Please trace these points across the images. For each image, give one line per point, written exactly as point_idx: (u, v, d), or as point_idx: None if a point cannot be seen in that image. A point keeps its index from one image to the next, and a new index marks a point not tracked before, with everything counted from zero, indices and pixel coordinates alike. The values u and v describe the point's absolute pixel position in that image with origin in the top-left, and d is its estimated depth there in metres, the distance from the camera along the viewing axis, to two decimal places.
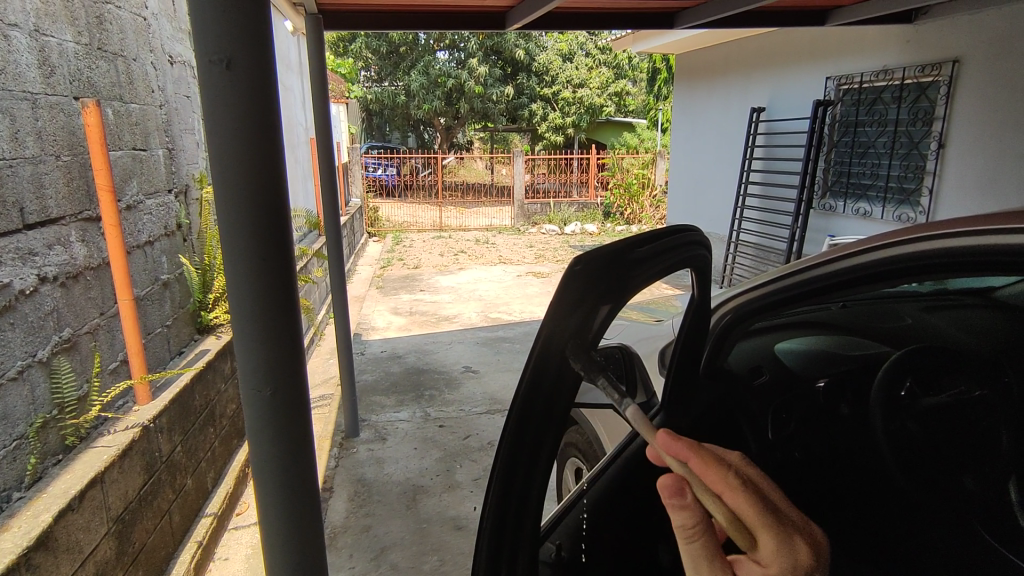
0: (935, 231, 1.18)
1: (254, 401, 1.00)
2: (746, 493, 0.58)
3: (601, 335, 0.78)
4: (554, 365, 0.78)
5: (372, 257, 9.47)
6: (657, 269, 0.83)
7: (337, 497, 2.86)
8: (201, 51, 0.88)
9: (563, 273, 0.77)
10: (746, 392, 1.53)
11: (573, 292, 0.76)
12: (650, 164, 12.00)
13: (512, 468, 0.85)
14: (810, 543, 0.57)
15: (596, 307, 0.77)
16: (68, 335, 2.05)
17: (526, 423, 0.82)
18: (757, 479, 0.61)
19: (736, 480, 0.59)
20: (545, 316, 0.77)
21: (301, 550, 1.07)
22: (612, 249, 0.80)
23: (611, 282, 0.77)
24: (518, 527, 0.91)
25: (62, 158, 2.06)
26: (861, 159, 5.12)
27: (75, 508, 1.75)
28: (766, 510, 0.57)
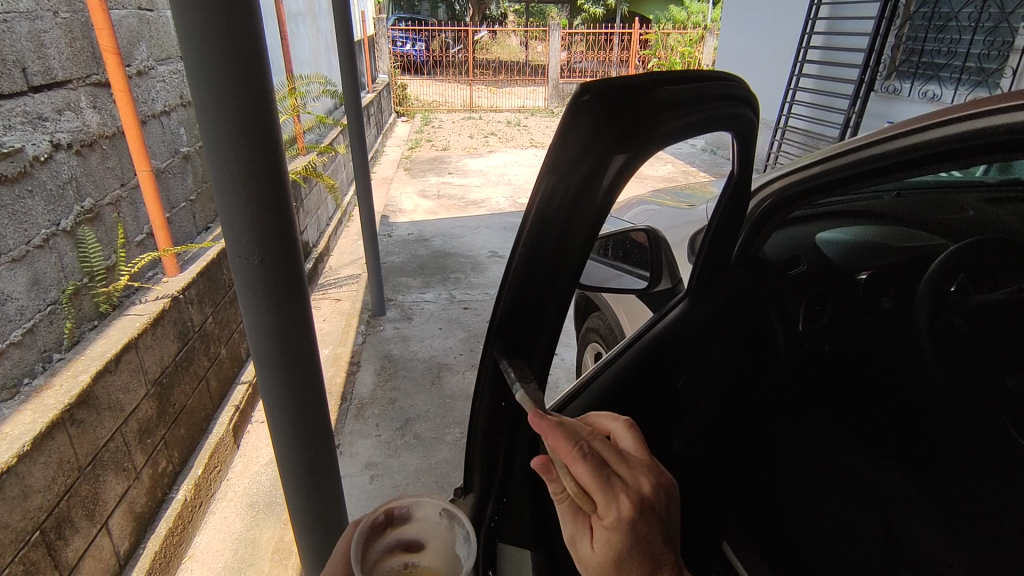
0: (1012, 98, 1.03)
1: (243, 267, 1.01)
2: (589, 460, 0.60)
3: (612, 194, 0.70)
4: (558, 225, 0.71)
5: (400, 138, 9.22)
6: (685, 118, 0.71)
7: (365, 370, 2.97)
8: None
9: (567, 111, 0.66)
10: (779, 281, 1.40)
11: (574, 138, 0.66)
12: (698, 41, 11.06)
13: (510, 344, 0.81)
14: (639, 495, 0.60)
15: (607, 157, 0.67)
16: (90, 205, 2.04)
17: (523, 304, 0.76)
18: (604, 444, 0.63)
19: (579, 446, 0.60)
20: (545, 172, 0.69)
21: (301, 411, 1.15)
22: (632, 84, 0.67)
23: (628, 126, 0.66)
24: (516, 407, 0.88)
25: (62, 15, 1.93)
26: (939, 34, 4.57)
27: (112, 370, 1.83)
28: (602, 472, 0.60)
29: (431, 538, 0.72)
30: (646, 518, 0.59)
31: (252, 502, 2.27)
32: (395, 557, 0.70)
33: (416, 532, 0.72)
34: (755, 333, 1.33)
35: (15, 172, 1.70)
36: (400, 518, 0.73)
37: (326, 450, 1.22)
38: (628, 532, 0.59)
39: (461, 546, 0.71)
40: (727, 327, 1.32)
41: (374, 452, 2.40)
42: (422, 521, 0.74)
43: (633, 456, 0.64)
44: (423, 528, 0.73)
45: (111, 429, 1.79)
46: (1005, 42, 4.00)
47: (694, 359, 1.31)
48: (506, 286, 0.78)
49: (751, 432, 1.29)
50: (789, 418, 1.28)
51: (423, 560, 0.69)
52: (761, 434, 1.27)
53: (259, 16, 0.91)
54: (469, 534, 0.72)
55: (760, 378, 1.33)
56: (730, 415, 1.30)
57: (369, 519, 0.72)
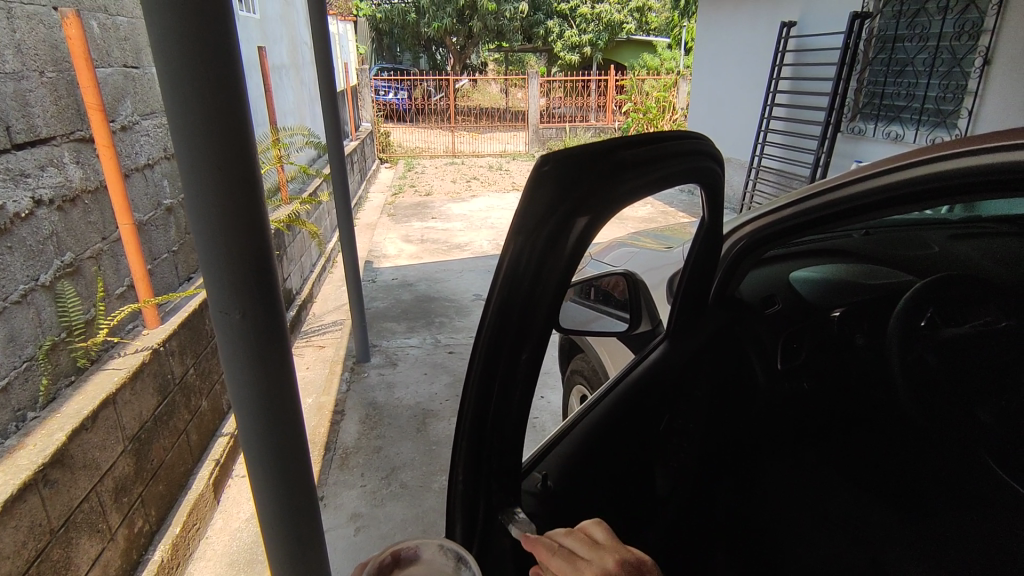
0: (962, 146, 1.09)
1: (225, 322, 1.01)
2: (558, 553, 0.72)
3: (578, 250, 0.72)
4: (527, 282, 0.72)
5: (383, 184, 9.33)
6: (644, 177, 0.75)
7: (349, 419, 2.93)
8: None
9: (529, 179, 0.69)
10: (755, 319, 1.42)
11: (539, 202, 0.69)
12: (672, 86, 11.46)
13: (486, 394, 0.82)
14: (603, 569, 0.68)
15: (572, 219, 0.70)
16: (71, 260, 2.04)
17: (497, 354, 0.78)
18: (575, 538, 0.74)
19: (551, 545, 0.74)
20: (513, 232, 0.71)
21: (286, 465, 1.13)
22: (590, 153, 0.71)
23: (587, 191, 0.70)
24: (495, 455, 0.88)
25: (47, 74, 1.97)
26: (897, 78, 4.81)
27: (89, 428, 1.79)
28: (570, 559, 0.71)
29: None
30: None
31: (233, 560, 2.19)
32: None
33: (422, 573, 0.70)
34: (734, 371, 1.35)
35: None
36: (406, 559, 0.72)
37: (310, 504, 1.19)
38: None
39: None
40: (709, 367, 1.32)
41: (359, 502, 2.35)
42: (428, 562, 0.72)
43: (605, 543, 0.72)
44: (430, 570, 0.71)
45: (86, 488, 1.74)
46: (959, 84, 4.23)
47: (679, 400, 1.29)
48: (480, 338, 0.79)
49: (735, 471, 1.32)
50: (770, 458, 1.32)
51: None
52: (747, 475, 1.31)
53: (242, 80, 0.95)
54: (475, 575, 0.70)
55: (742, 414, 1.35)
56: (714, 454, 1.31)
57: (376, 561, 0.70)
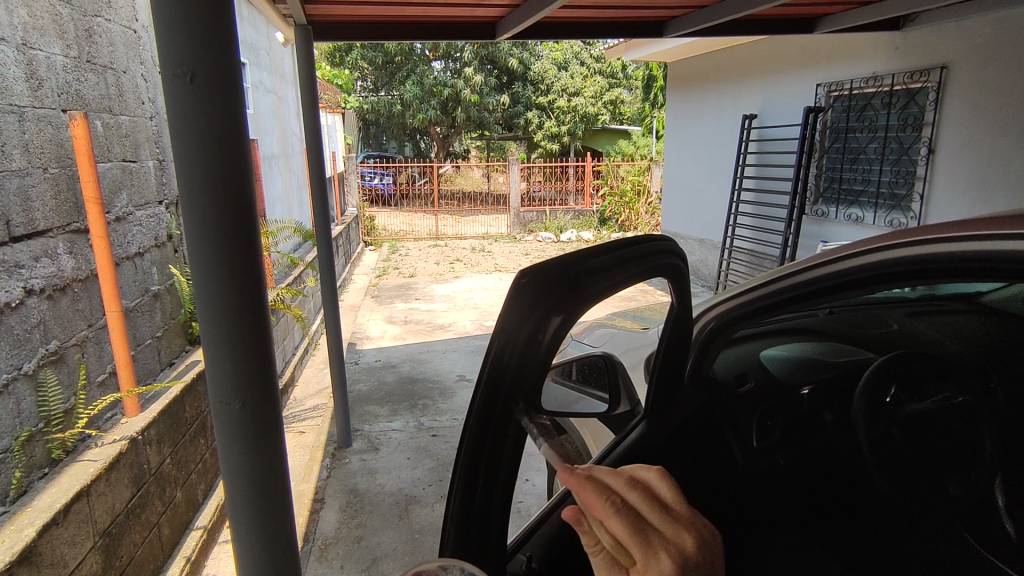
0: (928, 235, 1.18)
1: (223, 412, 1.01)
2: (625, 516, 0.59)
3: (555, 346, 0.78)
4: (511, 370, 0.78)
5: (366, 266, 9.47)
6: (615, 279, 0.83)
7: (328, 508, 2.84)
8: (166, 65, 0.89)
9: (511, 286, 0.77)
10: (729, 399, 1.50)
11: (522, 302, 0.76)
12: (645, 172, 12.05)
13: (474, 472, 0.86)
14: (681, 553, 0.57)
15: (548, 318, 0.77)
16: (55, 347, 2.05)
17: (482, 440, 0.83)
18: (641, 495, 0.61)
19: (617, 506, 0.59)
20: (498, 327, 0.78)
21: (277, 565, 1.08)
22: (562, 262, 0.80)
23: (562, 291, 0.77)
24: (481, 544, 0.90)
25: (50, 169, 2.07)
26: (852, 165, 5.16)
27: (60, 522, 1.73)
28: (637, 528, 0.59)
29: None
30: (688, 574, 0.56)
31: None
32: None
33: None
34: (710, 446, 1.42)
35: None
36: None
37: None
38: None
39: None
40: (685, 443, 1.39)
41: None
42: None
43: (675, 507, 0.61)
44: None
45: None
46: (909, 170, 4.55)
47: None
48: (468, 420, 0.84)
49: (721, 555, 1.31)
50: (754, 537, 1.35)
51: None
52: (732, 557, 1.30)
53: (253, 180, 0.97)
54: None
55: (722, 490, 1.40)
56: None
57: None
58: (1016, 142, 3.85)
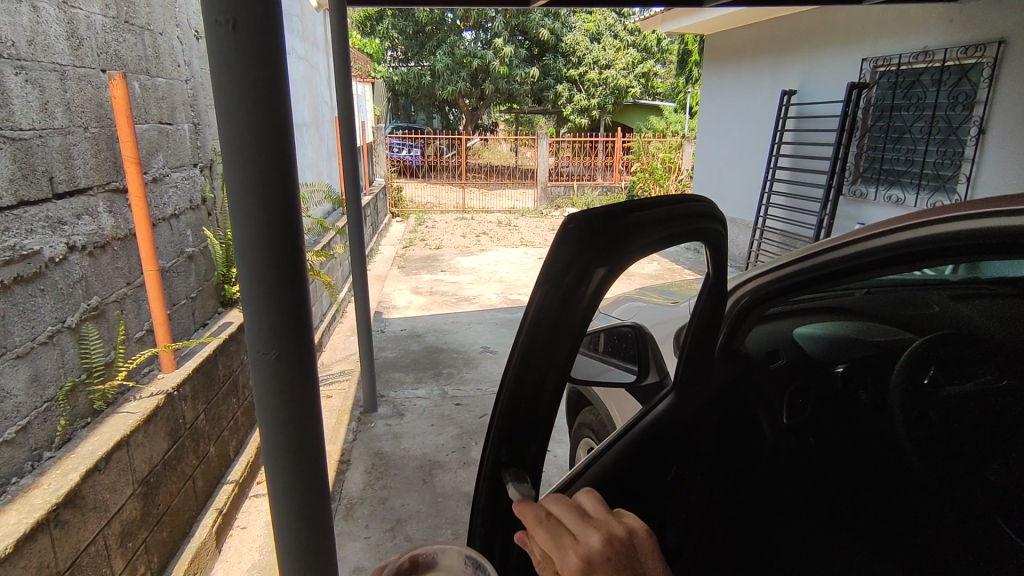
0: (978, 208, 1.11)
1: (260, 362, 1.02)
2: (541, 526, 0.65)
3: (598, 298, 0.78)
4: (550, 324, 0.78)
5: (394, 237, 9.53)
6: (656, 234, 0.82)
7: (354, 469, 2.92)
8: (208, 12, 0.88)
9: (557, 234, 0.77)
10: (760, 374, 1.47)
11: (564, 252, 0.76)
12: (676, 148, 11.82)
13: (508, 428, 0.87)
14: (586, 552, 0.60)
15: (591, 271, 0.76)
16: (96, 303, 2.11)
17: (517, 398, 0.83)
18: (563, 507, 0.66)
19: (533, 517, 0.66)
20: (539, 280, 0.77)
21: (310, 511, 1.11)
22: (605, 214, 0.78)
23: (604, 245, 0.76)
24: (514, 495, 0.94)
25: (91, 129, 2.10)
26: (895, 144, 4.98)
27: (102, 469, 1.81)
28: (556, 535, 0.64)
29: None
30: (596, 571, 0.59)
31: None
32: None
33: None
34: (739, 422, 1.40)
35: (31, 273, 1.78)
36: (425, 565, 0.68)
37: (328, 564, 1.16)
38: None
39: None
40: (713, 416, 1.37)
41: (362, 556, 2.31)
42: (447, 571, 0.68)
43: (595, 513, 0.65)
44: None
45: (94, 530, 1.75)
46: (956, 151, 4.37)
47: (687, 451, 1.35)
48: (505, 377, 0.84)
49: (742, 532, 1.32)
50: (779, 515, 1.34)
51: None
52: (754, 531, 1.32)
53: (291, 133, 0.97)
54: None
55: (750, 467, 1.38)
56: (722, 508, 1.34)
57: (393, 567, 0.68)
58: None
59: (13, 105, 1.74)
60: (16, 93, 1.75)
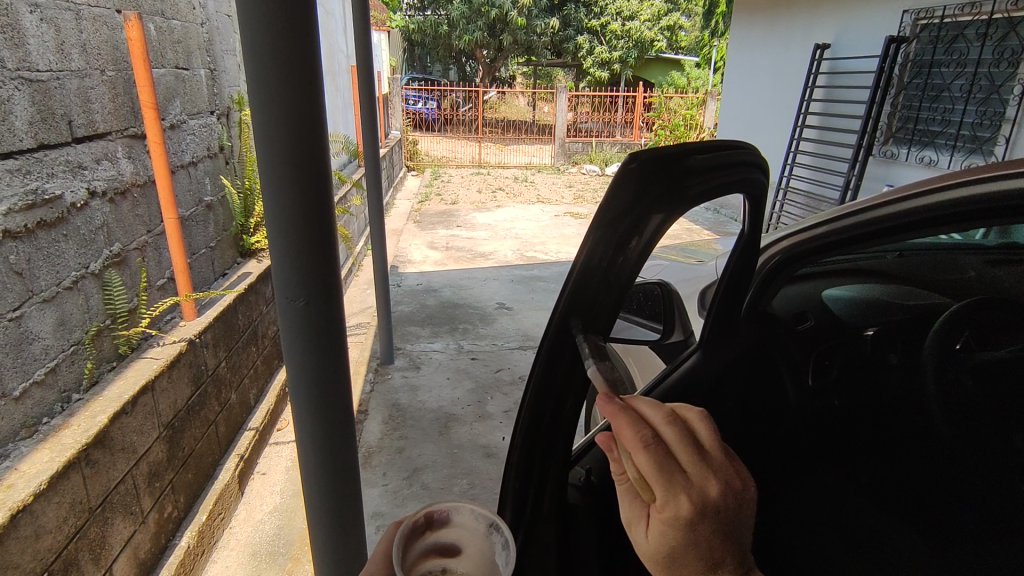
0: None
1: (289, 308, 1.02)
2: (652, 449, 0.58)
3: (651, 245, 0.76)
4: (601, 271, 0.76)
5: (409, 191, 9.46)
6: (712, 182, 0.79)
7: (372, 419, 2.97)
8: None
9: (616, 174, 0.74)
10: (788, 336, 1.48)
11: (622, 195, 0.73)
12: (699, 104, 11.47)
13: (548, 378, 0.88)
14: (703, 498, 0.56)
15: (646, 217, 0.74)
16: (118, 250, 2.12)
17: (560, 349, 0.84)
18: (677, 432, 0.59)
19: (644, 435, 0.59)
20: (592, 225, 0.76)
21: (336, 454, 1.13)
22: (664, 156, 0.75)
23: (661, 190, 0.73)
24: (549, 442, 0.96)
25: (107, 72, 2.07)
26: (933, 103, 4.77)
27: (129, 412, 1.85)
28: (667, 469, 0.58)
29: (469, 545, 0.69)
30: (708, 521, 0.56)
31: (255, 551, 2.23)
32: (432, 562, 0.68)
33: (454, 538, 0.70)
34: (765, 382, 1.42)
35: (54, 218, 1.79)
36: (440, 522, 0.71)
37: (354, 508, 1.19)
38: (682, 534, 0.56)
39: (500, 555, 0.68)
40: (737, 375, 1.38)
41: (380, 502, 2.38)
42: (461, 527, 0.71)
43: (711, 452, 0.60)
44: (464, 536, 0.71)
45: (123, 470, 1.80)
46: (997, 111, 4.18)
47: (714, 405, 1.36)
48: (550, 325, 0.84)
49: (763, 492, 1.35)
50: (796, 476, 1.35)
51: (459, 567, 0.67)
52: (774, 491, 1.34)
53: (319, 72, 0.94)
54: (507, 542, 0.69)
55: (773, 429, 1.41)
56: (741, 468, 1.38)
57: (409, 521, 0.70)
58: None
59: (30, 45, 1.71)
60: (31, 32, 1.71)
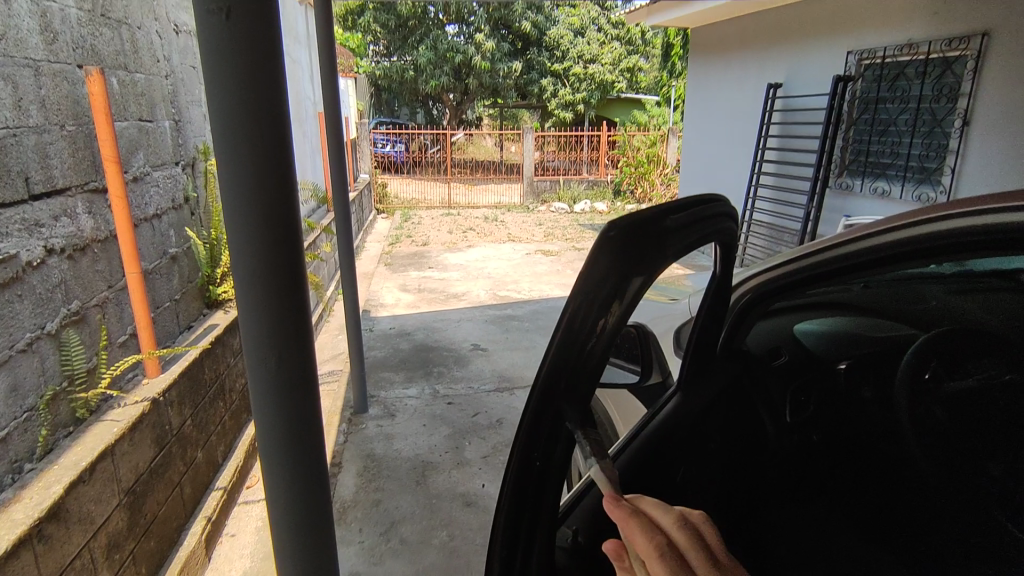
0: (985, 205, 1.09)
1: (260, 371, 0.99)
2: (665, 558, 0.62)
3: (633, 306, 0.76)
4: (585, 333, 0.76)
5: (380, 234, 9.44)
6: (689, 240, 0.81)
7: (346, 472, 2.87)
8: (199, 2, 0.85)
9: (597, 241, 0.75)
10: (763, 373, 1.49)
11: (604, 260, 0.74)
12: (661, 141, 11.82)
13: (532, 445, 0.85)
14: None
15: (630, 278, 0.74)
16: (76, 308, 2.04)
17: (544, 416, 0.82)
18: (685, 534, 0.65)
19: (654, 544, 0.63)
20: (575, 288, 0.76)
21: (309, 522, 1.08)
22: (644, 219, 0.77)
23: (644, 252, 0.75)
24: (536, 503, 0.91)
25: (67, 127, 2.03)
26: (881, 137, 5.00)
27: (86, 480, 1.75)
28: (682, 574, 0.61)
29: None
30: None
31: None
32: None
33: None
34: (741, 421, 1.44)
35: (6, 278, 1.71)
36: None
37: (330, 573, 1.13)
38: None
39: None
40: (716, 417, 1.40)
41: (357, 560, 2.28)
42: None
43: (722, 559, 0.64)
44: None
45: (79, 544, 1.69)
46: (941, 144, 4.42)
47: (693, 449, 1.38)
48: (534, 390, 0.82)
49: (748, 528, 1.37)
50: (779, 508, 1.38)
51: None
52: (758, 526, 1.37)
53: (290, 136, 0.95)
54: None
55: (755, 464, 1.42)
56: (727, 509, 1.39)
57: None
58: None
59: None
60: None
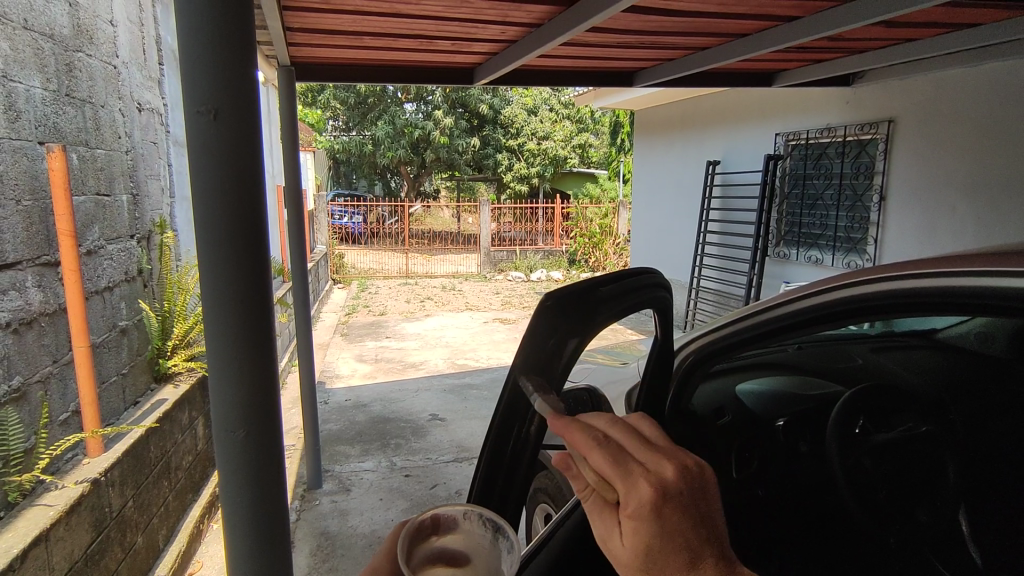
0: (886, 273, 1.23)
1: (227, 440, 1.02)
2: (603, 446, 0.62)
3: (571, 365, 0.86)
4: None
5: (336, 304, 9.37)
6: (620, 306, 0.92)
7: (298, 551, 2.75)
8: (191, 102, 0.94)
9: (538, 308, 0.86)
10: (709, 433, 1.63)
11: (545, 324, 0.85)
12: (612, 213, 12.34)
13: (491, 482, 0.96)
14: (661, 482, 0.59)
15: (565, 340, 0.85)
16: (18, 384, 1.97)
17: (498, 454, 0.94)
18: (621, 430, 0.65)
19: (595, 435, 0.63)
20: (520, 348, 0.86)
21: None
22: (576, 292, 0.89)
23: (576, 318, 0.86)
24: None
25: (23, 203, 2.03)
26: (810, 210, 5.42)
27: (16, 568, 1.64)
28: (617, 460, 0.61)
29: (474, 554, 0.66)
30: (672, 504, 0.58)
31: None
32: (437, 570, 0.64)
33: (459, 545, 0.67)
34: None
35: None
36: (445, 525, 0.69)
37: None
38: (651, 519, 0.58)
39: (506, 559, 0.65)
40: None
41: None
42: (467, 534, 0.69)
43: (661, 444, 0.64)
44: (468, 544, 0.68)
45: None
46: (863, 216, 4.83)
47: None
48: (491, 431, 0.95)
49: None
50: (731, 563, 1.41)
51: (466, 574, 0.64)
52: None
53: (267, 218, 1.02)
54: (514, 544, 0.66)
55: None
56: None
57: (416, 522, 0.69)
58: (958, 190, 4.12)
59: None
60: None
